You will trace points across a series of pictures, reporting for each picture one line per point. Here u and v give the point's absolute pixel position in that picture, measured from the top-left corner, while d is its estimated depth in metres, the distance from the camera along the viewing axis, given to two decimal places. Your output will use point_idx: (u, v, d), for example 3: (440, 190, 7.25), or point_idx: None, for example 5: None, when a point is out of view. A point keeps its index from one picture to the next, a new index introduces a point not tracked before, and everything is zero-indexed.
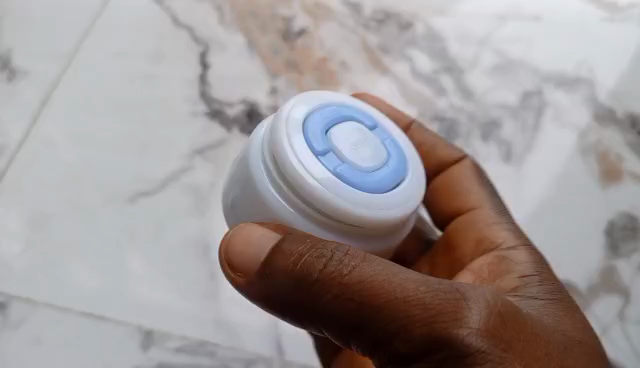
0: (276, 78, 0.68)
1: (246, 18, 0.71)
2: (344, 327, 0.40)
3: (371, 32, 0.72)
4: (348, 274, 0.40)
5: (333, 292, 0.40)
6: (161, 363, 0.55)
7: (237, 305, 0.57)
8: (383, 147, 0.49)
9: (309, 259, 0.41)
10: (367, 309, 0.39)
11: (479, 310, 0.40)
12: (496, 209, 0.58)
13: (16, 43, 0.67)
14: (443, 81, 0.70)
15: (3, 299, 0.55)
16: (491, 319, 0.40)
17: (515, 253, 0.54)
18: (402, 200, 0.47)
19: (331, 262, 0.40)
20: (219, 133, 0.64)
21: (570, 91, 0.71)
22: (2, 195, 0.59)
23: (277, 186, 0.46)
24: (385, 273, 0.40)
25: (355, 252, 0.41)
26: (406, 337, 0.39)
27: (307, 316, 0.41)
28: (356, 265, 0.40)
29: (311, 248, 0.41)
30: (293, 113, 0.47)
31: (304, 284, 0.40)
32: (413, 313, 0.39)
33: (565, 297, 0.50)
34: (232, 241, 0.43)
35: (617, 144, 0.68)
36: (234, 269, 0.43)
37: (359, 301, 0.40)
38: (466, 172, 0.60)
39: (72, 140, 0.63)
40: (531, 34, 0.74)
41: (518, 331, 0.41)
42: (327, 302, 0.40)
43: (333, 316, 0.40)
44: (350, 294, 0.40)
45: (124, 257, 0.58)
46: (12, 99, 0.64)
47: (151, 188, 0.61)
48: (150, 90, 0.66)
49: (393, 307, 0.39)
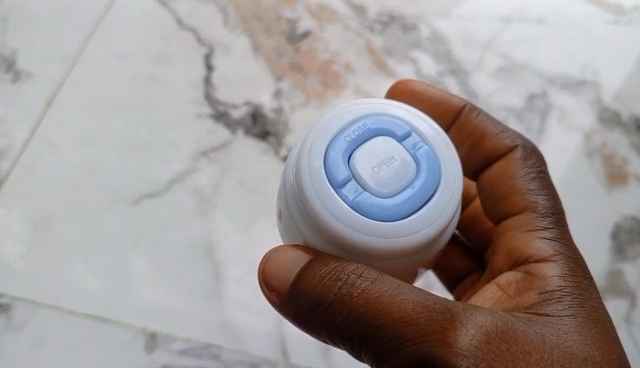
0: (280, 79, 0.68)
1: (250, 20, 0.71)
2: (353, 342, 0.42)
3: (375, 34, 0.72)
4: (357, 296, 0.41)
5: (343, 313, 0.41)
6: (165, 365, 0.54)
7: (241, 307, 0.57)
8: (412, 161, 0.42)
9: (327, 282, 0.41)
10: (369, 328, 0.41)
11: (468, 331, 0.40)
12: (535, 212, 0.51)
13: (20, 44, 0.67)
14: (448, 83, 0.71)
15: (7, 300, 0.55)
16: (478, 340, 0.40)
17: (543, 268, 0.48)
18: (431, 220, 0.41)
19: (345, 284, 0.41)
20: (223, 135, 0.64)
21: (574, 94, 0.71)
22: (7, 197, 0.59)
23: (300, 213, 0.42)
24: (391, 293, 0.41)
25: (368, 274, 0.41)
26: (399, 355, 0.40)
27: (324, 331, 0.43)
28: (366, 287, 0.41)
29: (331, 270, 0.41)
30: (321, 134, 0.43)
31: (322, 305, 0.42)
32: (406, 333, 0.40)
33: (582, 317, 0.45)
34: (269, 264, 0.44)
35: (623, 147, 0.68)
36: (271, 288, 0.44)
37: (362, 320, 0.41)
38: (514, 169, 0.53)
39: (76, 142, 0.63)
40: (536, 36, 0.74)
41: (507, 350, 0.40)
42: (339, 321, 0.42)
43: (344, 333, 0.42)
44: (356, 314, 0.41)
45: (128, 259, 0.58)
46: (16, 100, 0.64)
47: (155, 189, 0.61)
48: (152, 92, 0.66)
49: (392, 327, 0.40)
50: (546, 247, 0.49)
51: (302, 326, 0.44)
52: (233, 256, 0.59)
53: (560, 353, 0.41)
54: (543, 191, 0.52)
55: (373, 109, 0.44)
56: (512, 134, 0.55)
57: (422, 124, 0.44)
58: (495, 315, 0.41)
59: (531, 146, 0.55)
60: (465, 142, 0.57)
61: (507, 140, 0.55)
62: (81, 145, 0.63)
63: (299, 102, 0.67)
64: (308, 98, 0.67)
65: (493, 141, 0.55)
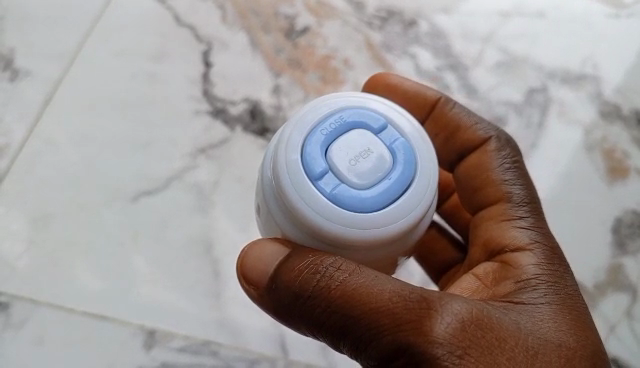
0: (278, 76, 0.68)
1: (249, 17, 0.71)
2: (331, 334, 0.42)
3: (375, 30, 0.72)
4: (334, 288, 0.41)
5: (322, 305, 0.41)
6: (165, 363, 0.54)
7: (241, 305, 0.56)
8: (389, 153, 0.42)
9: (306, 275, 0.41)
10: (347, 319, 0.41)
11: (445, 319, 0.40)
12: (510, 202, 0.52)
13: (18, 43, 0.67)
14: (447, 79, 0.70)
15: (6, 298, 0.55)
16: (454, 327, 0.40)
17: (519, 257, 0.49)
18: (407, 213, 0.41)
19: (324, 277, 0.41)
20: (222, 132, 0.64)
21: (575, 88, 0.70)
22: (5, 196, 0.59)
23: (278, 206, 0.42)
24: (368, 284, 0.40)
25: (346, 266, 0.41)
26: (377, 345, 0.40)
27: (302, 323, 0.42)
28: (343, 279, 0.41)
29: (310, 263, 0.41)
30: (298, 127, 0.43)
31: (300, 298, 0.42)
32: (383, 323, 0.40)
33: (559, 304, 0.46)
34: (247, 257, 0.44)
35: (624, 141, 0.68)
36: (249, 281, 0.44)
37: (339, 312, 0.41)
38: (490, 158, 0.54)
39: (74, 140, 0.63)
40: (536, 31, 0.73)
41: (482, 337, 0.40)
42: (318, 314, 0.41)
43: (323, 326, 0.41)
44: (334, 306, 0.41)
45: (126, 257, 0.58)
46: (14, 98, 0.64)
47: (153, 187, 0.61)
48: (151, 89, 0.66)
49: (370, 317, 0.40)
50: (522, 237, 0.50)
51: (280, 319, 0.44)
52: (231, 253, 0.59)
53: (535, 340, 0.42)
54: (519, 181, 0.53)
55: (350, 104, 0.45)
56: (487, 126, 0.56)
57: (397, 117, 0.44)
58: (471, 302, 0.42)
59: (505, 136, 0.56)
60: (440, 135, 0.58)
61: (480, 131, 0.56)
62: (79, 143, 0.62)
63: (298, 99, 0.67)
64: (307, 95, 0.67)
65: (468, 133, 0.56)
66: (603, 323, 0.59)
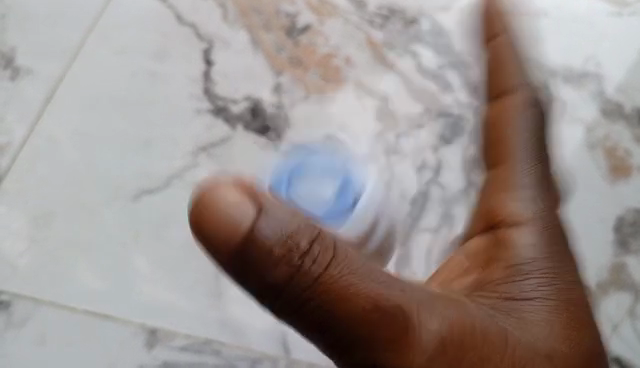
0: (280, 75, 0.68)
1: (250, 15, 0.70)
2: (309, 326, 0.36)
3: (376, 28, 0.72)
4: (321, 276, 0.36)
5: (305, 294, 0.36)
6: (167, 362, 0.54)
7: (245, 305, 0.56)
8: None
9: (282, 253, 0.35)
10: (329, 317, 0.36)
11: (433, 320, 0.38)
12: (517, 185, 0.52)
13: (19, 41, 0.67)
14: (449, 77, 0.70)
15: (7, 297, 0.55)
16: (443, 329, 0.38)
17: (519, 237, 0.48)
18: None
19: (308, 261, 0.36)
20: (223, 130, 0.64)
21: (577, 87, 0.70)
22: (6, 195, 0.59)
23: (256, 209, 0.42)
24: (349, 274, 0.36)
25: (329, 252, 0.36)
26: (362, 344, 0.36)
27: (275, 308, 0.37)
28: (329, 264, 0.36)
29: (288, 240, 0.35)
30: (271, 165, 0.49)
31: (275, 283, 0.35)
32: (369, 318, 0.36)
33: (553, 304, 0.46)
34: (202, 199, 0.35)
35: (625, 139, 0.67)
36: (203, 234, 0.35)
37: (319, 306, 0.36)
38: (511, 114, 0.59)
39: (75, 138, 0.62)
40: (538, 31, 0.73)
41: (471, 340, 0.39)
42: (299, 303, 0.36)
43: (299, 314, 0.36)
44: (315, 297, 0.36)
45: (127, 256, 0.57)
46: (16, 97, 0.64)
47: (154, 185, 0.60)
48: (152, 88, 0.66)
49: (352, 315, 0.36)
50: (525, 214, 0.50)
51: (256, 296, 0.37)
52: None
53: (526, 344, 0.42)
54: (528, 167, 0.53)
55: None
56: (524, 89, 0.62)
57: None
58: (461, 308, 0.40)
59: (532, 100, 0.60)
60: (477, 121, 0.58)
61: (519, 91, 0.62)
62: (80, 142, 0.62)
63: (299, 97, 0.67)
64: (309, 93, 0.67)
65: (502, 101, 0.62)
66: (606, 322, 0.59)
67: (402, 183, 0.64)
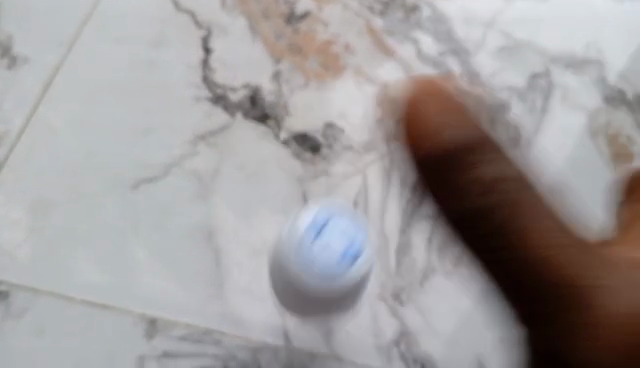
0: (279, 62, 0.67)
1: (249, 1, 0.69)
2: (532, 276, 0.51)
3: (376, 14, 0.71)
4: (539, 237, 0.52)
5: (522, 245, 0.51)
6: (166, 352, 0.53)
7: (247, 295, 0.56)
8: (319, 244, 0.51)
9: (506, 219, 0.53)
10: (528, 256, 0.51)
11: (579, 249, 0.51)
12: None
13: (15, 29, 0.66)
14: (449, 64, 0.70)
15: (5, 288, 0.55)
16: (590, 261, 0.50)
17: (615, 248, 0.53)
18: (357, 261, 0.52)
19: (524, 223, 0.52)
20: (222, 119, 0.63)
21: (578, 73, 0.70)
22: (4, 185, 0.59)
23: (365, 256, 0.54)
24: (542, 228, 0.52)
25: (547, 227, 0.52)
26: (544, 277, 0.51)
27: (510, 282, 0.52)
28: (541, 219, 0.53)
29: (499, 192, 0.54)
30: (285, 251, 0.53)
31: (509, 247, 0.52)
32: (551, 263, 0.50)
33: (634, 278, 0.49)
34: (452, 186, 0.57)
35: (627, 126, 0.68)
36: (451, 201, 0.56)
37: (532, 263, 0.51)
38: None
39: (73, 127, 0.62)
40: (540, 16, 0.72)
41: (595, 270, 0.50)
42: (525, 256, 0.51)
43: (524, 266, 0.51)
44: (514, 241, 0.52)
45: (126, 245, 0.57)
46: (12, 86, 0.63)
47: (154, 174, 0.60)
48: (150, 75, 0.65)
49: (545, 255, 0.51)
50: None
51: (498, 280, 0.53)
52: (233, 239, 0.58)
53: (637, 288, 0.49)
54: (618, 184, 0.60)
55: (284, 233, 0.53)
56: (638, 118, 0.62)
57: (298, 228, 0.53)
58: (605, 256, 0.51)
59: None
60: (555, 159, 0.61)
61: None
62: (78, 130, 0.62)
63: (299, 85, 0.67)
64: (308, 81, 0.67)
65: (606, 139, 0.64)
66: None
67: (401, 170, 0.63)
